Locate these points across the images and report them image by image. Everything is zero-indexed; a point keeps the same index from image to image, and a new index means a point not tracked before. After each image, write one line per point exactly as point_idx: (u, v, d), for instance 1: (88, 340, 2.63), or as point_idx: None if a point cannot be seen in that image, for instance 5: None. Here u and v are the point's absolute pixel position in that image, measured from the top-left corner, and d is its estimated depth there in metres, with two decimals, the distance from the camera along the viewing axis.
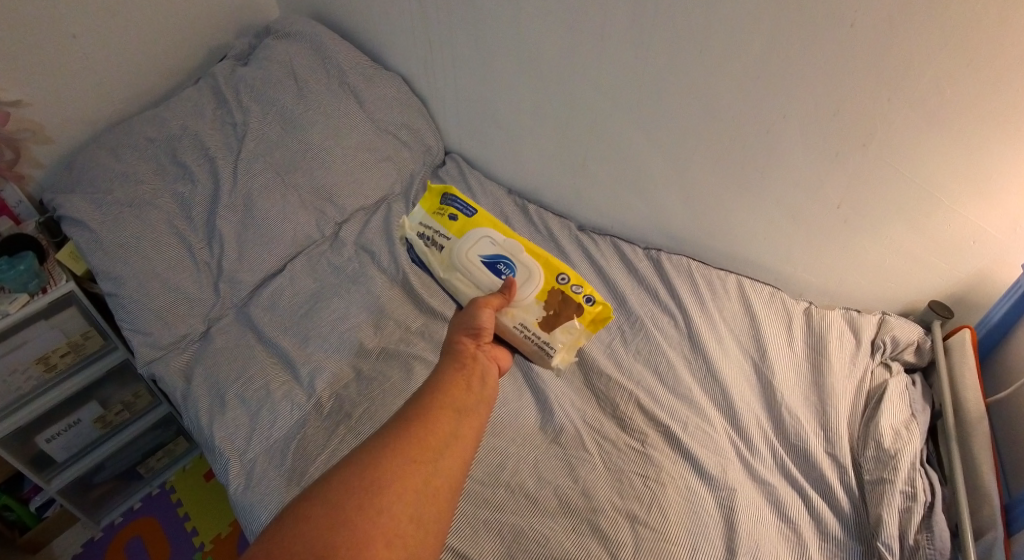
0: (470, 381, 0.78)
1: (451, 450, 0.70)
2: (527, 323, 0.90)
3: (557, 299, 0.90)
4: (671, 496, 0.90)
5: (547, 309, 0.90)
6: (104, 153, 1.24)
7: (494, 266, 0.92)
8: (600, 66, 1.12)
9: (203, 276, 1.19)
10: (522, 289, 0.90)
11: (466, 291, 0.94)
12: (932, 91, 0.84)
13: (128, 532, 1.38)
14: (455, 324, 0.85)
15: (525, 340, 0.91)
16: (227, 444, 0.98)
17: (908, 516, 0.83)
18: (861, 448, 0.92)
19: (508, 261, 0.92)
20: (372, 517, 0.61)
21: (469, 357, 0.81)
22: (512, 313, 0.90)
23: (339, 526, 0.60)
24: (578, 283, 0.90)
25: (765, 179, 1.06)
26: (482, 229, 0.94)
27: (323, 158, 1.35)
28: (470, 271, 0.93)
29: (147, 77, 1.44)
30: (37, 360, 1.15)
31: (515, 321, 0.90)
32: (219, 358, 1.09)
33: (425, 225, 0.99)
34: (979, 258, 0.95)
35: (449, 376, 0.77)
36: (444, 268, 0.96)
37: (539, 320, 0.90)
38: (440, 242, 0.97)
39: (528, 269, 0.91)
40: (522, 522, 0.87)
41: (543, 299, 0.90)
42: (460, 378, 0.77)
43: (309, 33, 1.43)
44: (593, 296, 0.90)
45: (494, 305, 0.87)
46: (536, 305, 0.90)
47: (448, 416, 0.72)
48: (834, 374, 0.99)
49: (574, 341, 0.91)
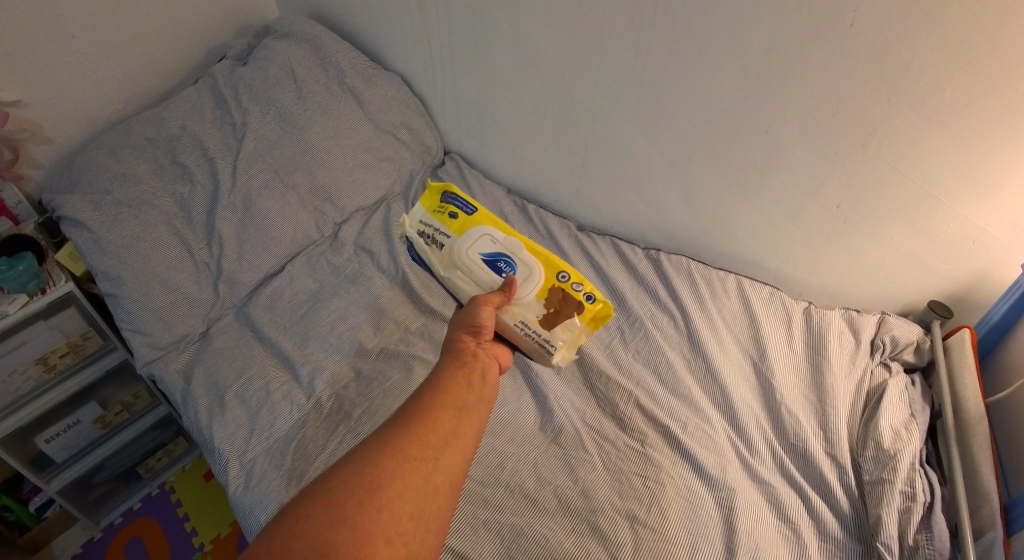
0: (470, 379, 0.77)
1: (451, 448, 0.69)
2: (527, 321, 0.89)
3: (557, 297, 0.90)
4: (671, 496, 0.90)
5: (547, 307, 0.90)
6: (103, 153, 1.24)
7: (494, 264, 0.92)
8: (600, 65, 1.12)
9: (203, 276, 1.19)
10: (522, 287, 0.90)
11: (466, 289, 0.93)
12: (932, 91, 0.84)
13: (128, 532, 1.38)
14: (456, 322, 0.85)
15: (525, 337, 0.90)
16: (227, 444, 0.98)
17: (907, 516, 0.83)
18: (860, 448, 0.92)
19: (508, 259, 0.91)
20: (371, 516, 0.61)
21: (469, 354, 0.81)
22: (512, 312, 0.89)
23: (339, 524, 0.60)
24: (578, 281, 0.91)
25: (764, 179, 1.06)
26: (483, 227, 0.93)
27: (322, 158, 1.35)
28: (470, 268, 0.92)
29: (147, 77, 1.44)
30: (36, 361, 1.16)
31: (516, 319, 0.89)
32: (219, 359, 1.09)
33: (425, 223, 0.98)
34: (979, 258, 0.95)
35: (450, 374, 0.77)
36: (445, 266, 0.95)
37: (539, 318, 0.90)
38: (440, 239, 0.96)
39: (528, 267, 0.91)
40: (522, 523, 0.87)
41: (543, 297, 0.90)
42: (460, 375, 0.77)
43: (308, 33, 1.43)
44: (593, 294, 0.90)
45: (494, 304, 0.87)
46: (536, 303, 0.90)
47: (449, 414, 0.72)
48: (833, 374, 0.99)
49: (574, 339, 0.90)
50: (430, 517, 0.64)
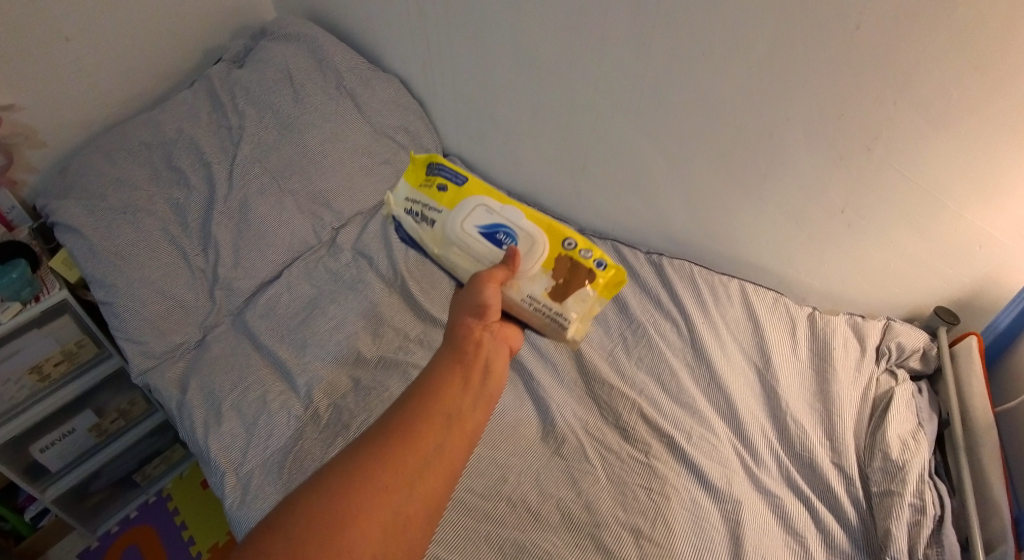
0: (469, 377, 0.73)
1: (434, 465, 0.65)
2: (535, 295, 0.82)
3: (565, 267, 0.83)
4: (675, 508, 0.88)
5: (555, 278, 0.83)
6: (97, 158, 1.22)
7: (493, 235, 0.85)
8: (600, 68, 1.10)
9: (199, 283, 1.17)
10: (526, 260, 0.83)
11: (465, 267, 0.86)
12: (939, 95, 0.83)
13: (125, 541, 1.37)
14: (458, 304, 0.79)
15: (534, 313, 0.83)
16: (223, 456, 0.97)
17: (917, 530, 0.82)
18: (867, 458, 0.91)
19: (508, 230, 0.85)
20: (338, 549, 0.58)
21: (472, 343, 0.76)
22: (517, 287, 0.83)
23: (301, 553, 0.57)
24: (587, 247, 0.84)
25: (767, 184, 1.04)
26: (476, 197, 0.86)
27: (319, 161, 1.33)
28: (468, 244, 0.85)
29: (142, 80, 1.42)
30: (30, 370, 1.14)
31: (522, 295, 0.82)
32: (215, 368, 1.08)
33: (412, 200, 0.91)
34: (987, 263, 0.93)
35: (446, 372, 0.72)
36: (438, 244, 0.88)
37: (547, 290, 0.82)
38: (430, 216, 0.89)
39: (529, 237, 0.84)
40: (524, 537, 0.85)
41: (550, 268, 0.83)
42: (458, 372, 0.72)
43: (305, 34, 1.41)
44: (603, 260, 0.83)
45: (498, 279, 0.80)
46: (543, 275, 0.83)
47: (445, 412, 0.68)
48: (839, 382, 0.98)
49: (587, 310, 0.84)
50: (401, 541, 0.61)
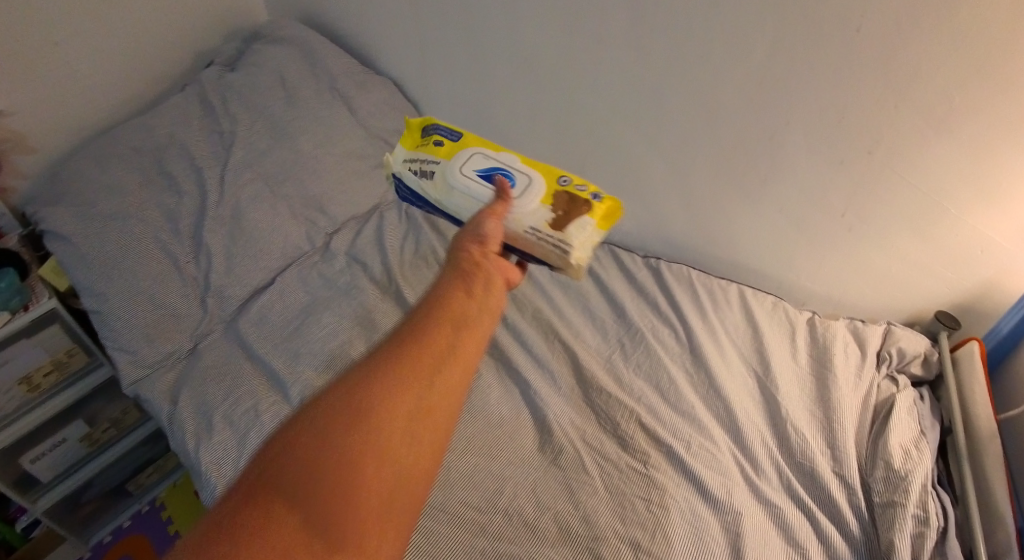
0: (470, 292, 0.67)
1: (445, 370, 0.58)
2: (536, 226, 0.79)
3: (564, 200, 0.80)
4: (675, 519, 0.87)
5: (555, 211, 0.80)
6: (87, 164, 1.20)
7: (492, 177, 0.82)
8: (597, 71, 1.09)
9: (191, 291, 1.15)
10: (524, 196, 0.80)
11: (466, 210, 0.82)
12: (941, 99, 0.82)
13: (117, 551, 1.35)
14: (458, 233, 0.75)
15: (537, 245, 0.78)
16: (215, 468, 0.95)
17: (920, 542, 0.80)
18: (869, 467, 0.90)
19: (506, 171, 0.82)
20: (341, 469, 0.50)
21: (472, 265, 0.71)
22: (517, 220, 0.79)
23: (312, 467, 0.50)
24: (582, 183, 0.82)
25: (767, 188, 1.03)
26: (473, 147, 0.85)
27: (313, 166, 1.31)
28: (468, 186, 0.81)
29: (133, 84, 1.40)
30: (19, 381, 1.13)
31: (523, 227, 0.78)
32: (207, 377, 1.06)
33: (410, 159, 0.88)
34: (989, 268, 0.92)
35: (445, 291, 0.66)
36: (438, 192, 0.83)
37: (548, 221, 0.79)
38: (430, 169, 0.86)
39: (527, 175, 0.82)
40: (521, 552, 0.84)
41: (548, 202, 0.80)
42: (459, 287, 0.67)
43: (298, 37, 1.39)
44: (598, 193, 0.82)
45: (499, 213, 0.77)
46: (542, 210, 0.80)
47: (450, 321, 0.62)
48: (840, 389, 0.96)
49: (590, 241, 0.79)
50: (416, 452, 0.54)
